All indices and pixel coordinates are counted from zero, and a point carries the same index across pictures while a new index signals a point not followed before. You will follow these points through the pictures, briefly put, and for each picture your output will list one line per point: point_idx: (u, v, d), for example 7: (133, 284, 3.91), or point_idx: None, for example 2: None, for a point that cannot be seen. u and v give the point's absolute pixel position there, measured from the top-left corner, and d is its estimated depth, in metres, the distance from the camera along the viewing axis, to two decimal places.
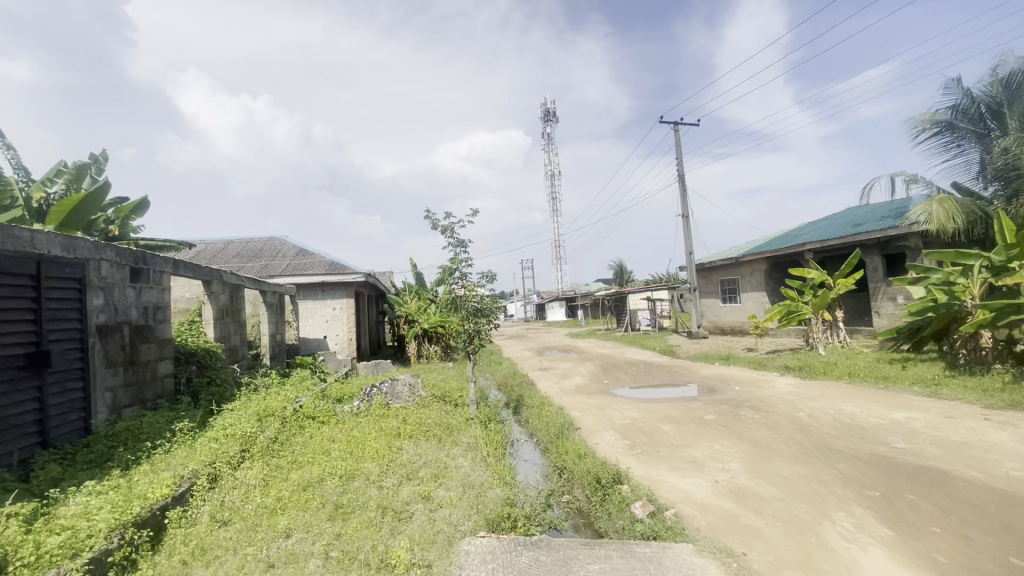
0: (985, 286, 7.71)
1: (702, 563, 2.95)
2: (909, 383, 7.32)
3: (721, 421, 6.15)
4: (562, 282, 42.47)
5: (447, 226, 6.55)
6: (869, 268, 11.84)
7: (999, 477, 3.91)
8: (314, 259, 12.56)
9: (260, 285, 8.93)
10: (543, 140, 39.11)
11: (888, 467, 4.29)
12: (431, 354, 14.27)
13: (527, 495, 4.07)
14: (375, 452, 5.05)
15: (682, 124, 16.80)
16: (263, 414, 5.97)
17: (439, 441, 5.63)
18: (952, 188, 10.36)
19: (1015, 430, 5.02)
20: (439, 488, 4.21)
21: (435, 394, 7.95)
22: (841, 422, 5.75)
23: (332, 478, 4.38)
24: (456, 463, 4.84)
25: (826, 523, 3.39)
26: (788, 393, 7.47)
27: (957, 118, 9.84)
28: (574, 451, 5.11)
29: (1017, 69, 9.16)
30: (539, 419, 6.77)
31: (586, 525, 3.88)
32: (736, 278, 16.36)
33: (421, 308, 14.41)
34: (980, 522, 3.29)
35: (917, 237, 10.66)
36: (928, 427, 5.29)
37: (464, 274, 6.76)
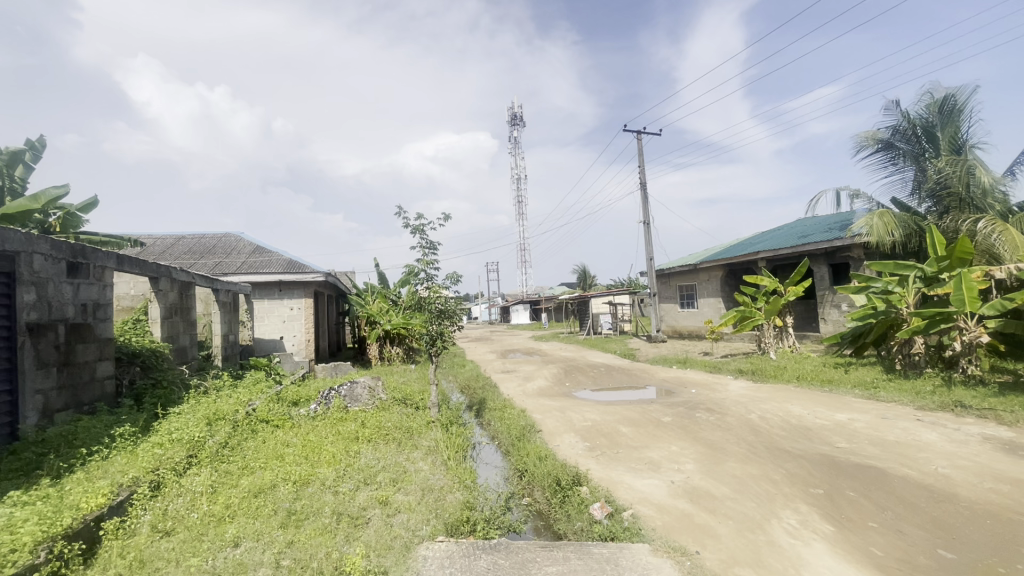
0: (918, 295, 8.28)
1: (657, 562, 3.01)
2: (851, 386, 7.74)
3: (678, 422, 6.33)
4: (527, 286, 42.65)
5: (419, 227, 6.42)
6: (816, 277, 12.49)
7: (929, 474, 4.20)
8: (272, 257, 12.15)
9: (213, 283, 8.52)
10: (510, 144, 39.23)
11: (830, 466, 4.52)
12: (393, 356, 14.07)
13: (487, 499, 4.06)
14: (331, 456, 4.92)
15: (645, 134, 17.24)
16: (214, 417, 5.72)
17: (398, 445, 5.54)
18: (892, 203, 11.06)
19: (944, 430, 5.39)
20: (397, 492, 4.14)
21: (396, 396, 7.83)
22: (789, 423, 6.02)
23: (285, 484, 4.23)
24: (416, 466, 4.78)
25: (774, 520, 3.53)
26: (741, 396, 7.76)
27: (896, 139, 10.50)
28: (534, 454, 5.14)
29: (949, 95, 9.80)
30: (501, 421, 6.78)
31: (546, 528, 3.89)
32: (693, 284, 16.88)
33: (382, 309, 14.10)
34: (912, 517, 3.51)
35: (860, 249, 11.30)
36: (867, 428, 5.61)
37: (430, 275, 6.68)
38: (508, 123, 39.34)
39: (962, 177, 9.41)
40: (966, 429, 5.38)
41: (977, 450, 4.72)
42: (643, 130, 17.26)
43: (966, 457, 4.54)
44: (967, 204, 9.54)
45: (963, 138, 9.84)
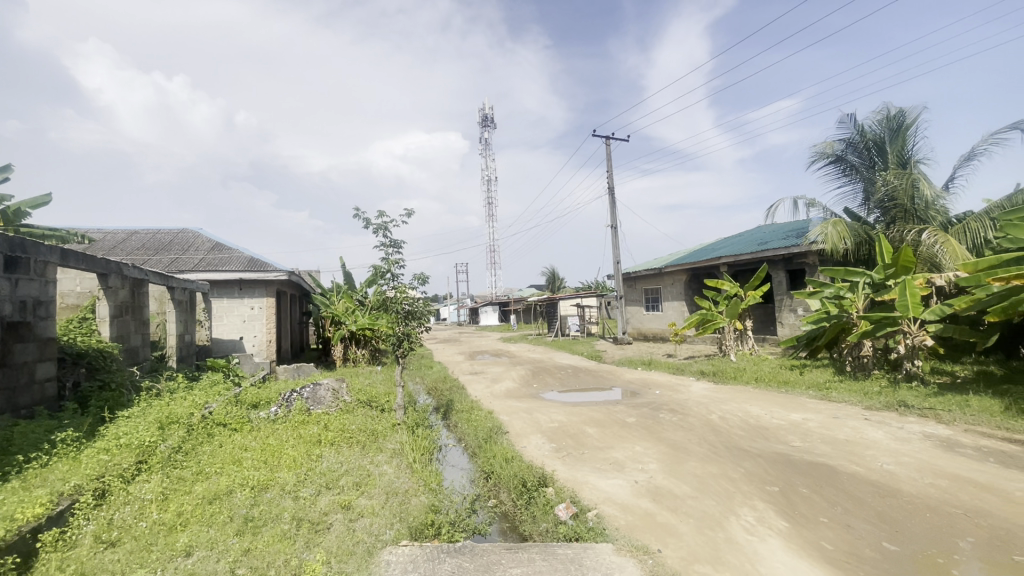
0: (867, 300, 8.67)
1: (620, 561, 3.05)
2: (805, 388, 8.07)
3: (642, 423, 6.46)
4: (496, 288, 42.67)
5: (381, 225, 6.32)
6: (774, 282, 12.98)
7: (875, 471, 4.42)
8: (232, 254, 11.73)
9: (168, 281, 8.19)
10: (481, 144, 39.15)
11: (786, 464, 4.70)
12: (359, 358, 13.81)
13: (453, 501, 4.03)
14: (291, 461, 4.78)
15: (614, 139, 17.53)
16: (166, 421, 5.47)
17: (362, 448, 5.43)
18: (844, 213, 11.62)
19: (889, 429, 5.69)
20: (360, 496, 4.05)
21: (361, 398, 7.68)
22: (748, 423, 6.23)
23: (242, 489, 4.08)
24: (380, 470, 4.70)
25: (732, 518, 3.64)
26: (702, 397, 7.97)
27: (849, 151, 11.04)
28: (501, 455, 5.14)
29: (898, 112, 10.37)
30: (468, 423, 6.75)
31: (511, 529, 3.89)
32: (658, 288, 17.27)
33: (348, 309, 13.81)
34: (860, 512, 3.68)
35: (815, 256, 11.81)
36: (819, 427, 5.87)
37: (396, 276, 6.60)
38: (479, 125, 39.29)
39: (907, 189, 9.98)
40: (909, 427, 5.70)
41: (918, 447, 5.00)
42: (612, 136, 17.54)
43: (909, 454, 4.81)
44: (912, 215, 10.12)
45: (909, 152, 10.43)
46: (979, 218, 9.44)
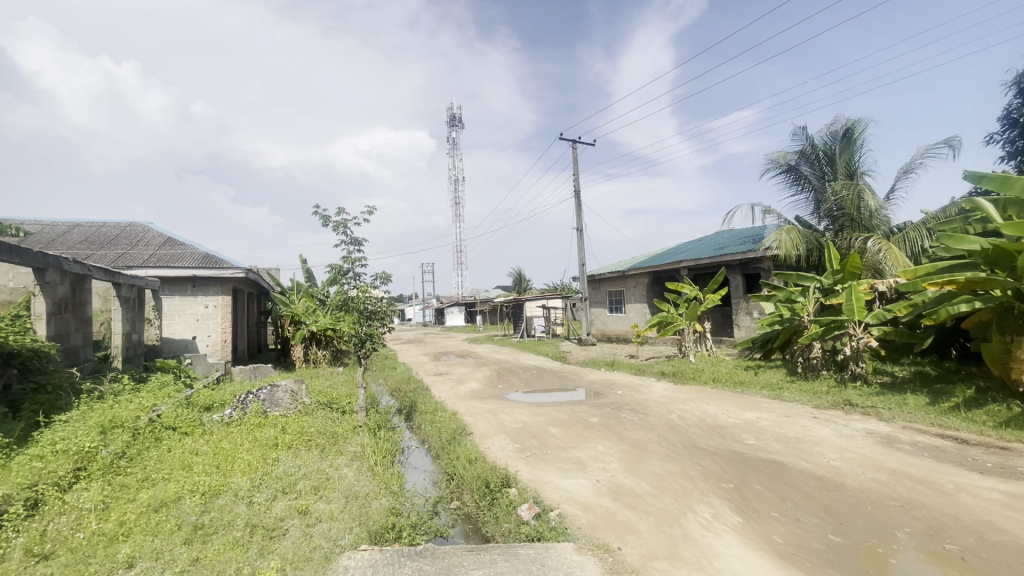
0: (817, 304, 9.09)
1: (581, 560, 3.08)
2: (759, 388, 8.39)
3: (604, 423, 6.56)
4: (462, 288, 42.48)
5: (340, 222, 6.20)
6: (731, 286, 13.46)
7: (822, 466, 4.64)
8: (185, 250, 11.21)
9: (113, 277, 7.75)
10: (447, 144, 38.88)
11: (740, 461, 4.88)
12: (319, 359, 13.45)
13: (414, 504, 3.98)
14: (245, 465, 4.59)
15: (580, 143, 17.77)
16: (109, 425, 5.17)
17: (322, 451, 5.28)
18: (796, 221, 12.15)
19: (835, 427, 5.99)
20: (319, 500, 3.94)
21: (321, 400, 7.48)
22: (705, 422, 6.42)
23: (192, 496, 3.90)
24: (340, 473, 4.58)
25: (690, 514, 3.74)
26: (662, 396, 8.18)
27: (801, 162, 11.56)
28: (464, 457, 5.10)
29: (846, 126, 10.95)
30: (431, 424, 6.67)
31: (474, 531, 3.87)
32: (622, 290, 17.61)
33: (308, 309, 13.44)
34: (808, 506, 3.86)
35: (769, 261, 12.32)
36: (771, 426, 6.12)
37: (358, 274, 6.46)
38: (446, 124, 39.00)
39: (853, 199, 10.52)
40: (853, 425, 6.01)
41: (861, 443, 5.28)
42: (578, 140, 17.74)
43: (853, 450, 5.07)
44: (858, 224, 10.69)
45: (856, 164, 11.00)
46: (917, 228, 10.06)
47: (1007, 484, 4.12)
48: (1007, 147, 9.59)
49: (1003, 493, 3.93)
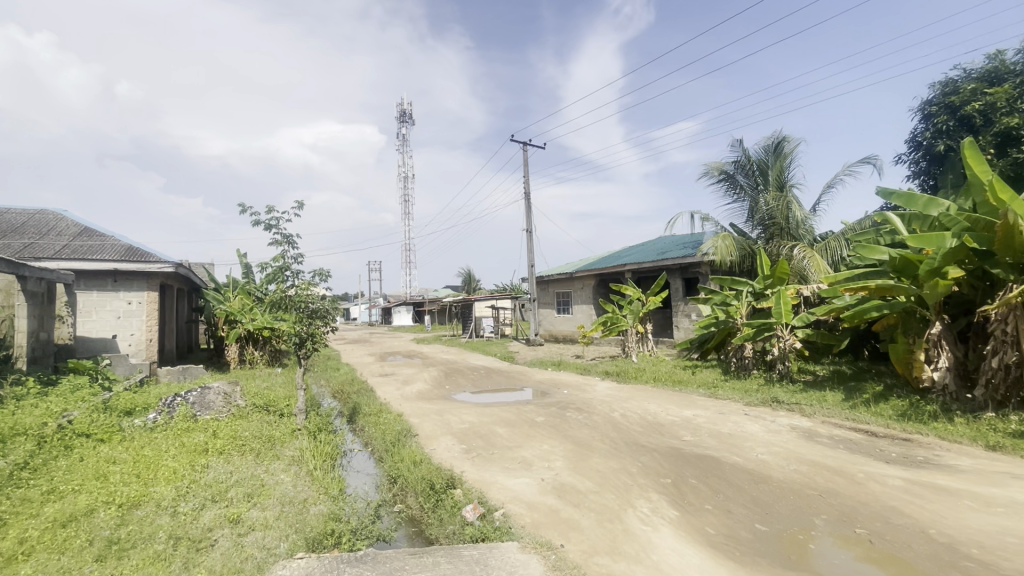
0: (749, 307, 9.62)
1: (524, 559, 3.11)
2: (696, 386, 8.81)
3: (550, 422, 6.65)
4: (411, 288, 41.74)
5: (271, 221, 5.93)
6: (672, 289, 14.03)
7: (751, 460, 4.93)
8: (105, 241, 10.34)
9: (17, 269, 6.99)
10: (398, 141, 38.12)
11: (678, 457, 5.09)
12: (256, 359, 12.79)
13: (355, 508, 3.87)
14: (170, 473, 4.28)
15: (530, 146, 17.96)
16: (9, 433, 4.68)
17: (256, 456, 5.02)
18: (732, 228, 12.84)
19: (764, 422, 6.38)
20: (252, 508, 3.75)
21: (257, 403, 7.11)
22: (646, 419, 6.66)
23: (107, 508, 3.60)
24: (276, 479, 4.37)
25: (630, 510, 3.87)
26: (606, 395, 8.41)
27: (738, 172, 12.24)
28: (409, 459, 5.01)
29: (777, 141, 11.70)
30: (375, 426, 6.51)
31: (417, 533, 3.81)
32: (569, 292, 17.94)
33: (245, 307, 12.79)
34: (738, 498, 4.09)
35: (707, 266, 12.96)
36: (707, 422, 6.43)
37: (297, 272, 6.20)
38: (396, 120, 38.20)
39: (782, 210, 11.35)
40: (780, 421, 6.43)
41: (786, 438, 5.66)
42: (528, 143, 17.90)
43: (779, 444, 5.43)
44: (786, 232, 11.45)
45: (785, 177, 11.72)
46: (837, 238, 10.92)
47: (909, 471, 4.54)
48: (912, 167, 10.58)
49: (906, 480, 4.34)
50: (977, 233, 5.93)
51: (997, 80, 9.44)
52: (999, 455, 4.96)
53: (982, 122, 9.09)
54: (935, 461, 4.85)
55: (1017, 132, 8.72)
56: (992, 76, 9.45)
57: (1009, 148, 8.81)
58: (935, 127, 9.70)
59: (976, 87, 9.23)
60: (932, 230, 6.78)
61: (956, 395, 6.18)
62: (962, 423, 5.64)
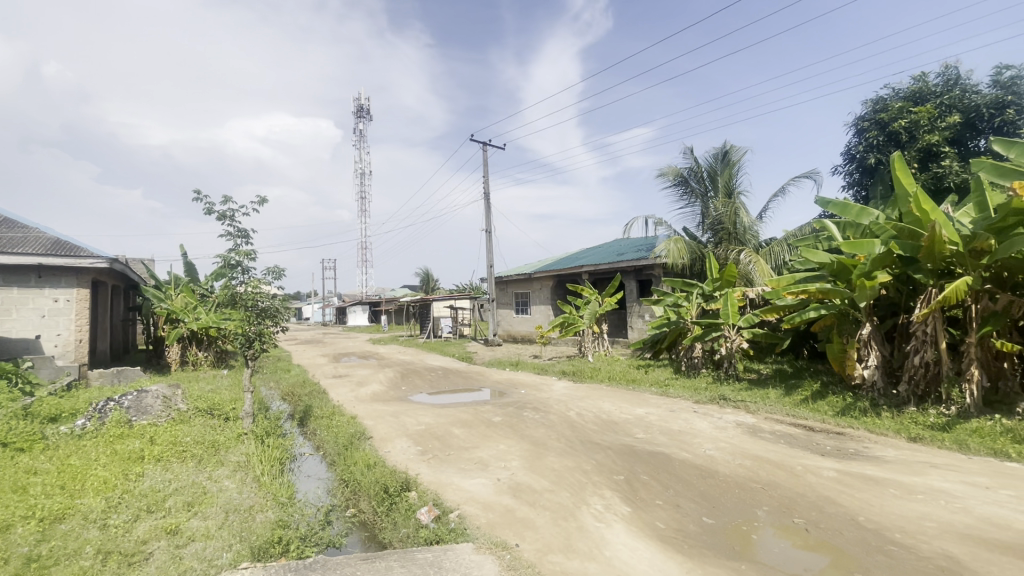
0: (699, 309, 9.99)
1: (478, 560, 3.10)
2: (649, 385, 9.07)
3: (507, 422, 6.66)
4: (367, 287, 40.79)
5: (227, 212, 5.65)
6: (627, 291, 14.39)
7: (699, 456, 5.13)
8: (28, 234, 9.56)
9: None
10: (355, 136, 37.20)
11: (630, 454, 5.22)
12: (200, 360, 12.15)
13: (304, 515, 3.74)
14: (100, 483, 4.00)
15: (491, 146, 17.96)
16: None
17: (198, 462, 4.76)
18: (684, 232, 13.29)
19: (712, 419, 6.64)
20: (192, 518, 3.55)
21: (200, 406, 6.75)
22: (601, 418, 6.79)
23: (26, 523, 3.31)
24: (219, 486, 4.16)
25: (585, 507, 3.93)
26: (563, 395, 8.53)
27: (690, 178, 12.70)
28: (362, 462, 4.90)
29: (725, 149, 12.20)
30: (327, 429, 6.31)
31: (370, 538, 3.73)
32: (527, 292, 18.06)
33: (188, 305, 12.14)
34: (687, 492, 4.24)
35: (660, 269, 13.38)
36: (658, 420, 6.63)
37: (248, 269, 5.93)
38: (353, 115, 37.28)
39: (730, 215, 11.86)
40: (726, 417, 6.71)
41: (732, 434, 5.92)
42: (488, 144, 17.89)
43: (725, 440, 5.66)
44: (733, 238, 11.99)
45: (734, 184, 12.23)
46: (780, 244, 11.52)
47: (841, 463, 4.85)
48: (847, 178, 11.29)
49: (838, 471, 4.63)
50: (903, 241, 6.37)
51: (920, 100, 10.21)
52: (920, 446, 5.37)
53: (907, 138, 9.84)
54: (864, 452, 5.20)
55: (936, 148, 9.50)
56: (916, 96, 10.22)
57: (930, 163, 9.60)
58: (867, 141, 10.40)
59: (902, 105, 9.96)
60: (864, 237, 7.26)
61: (883, 391, 6.65)
62: (889, 417, 6.09)
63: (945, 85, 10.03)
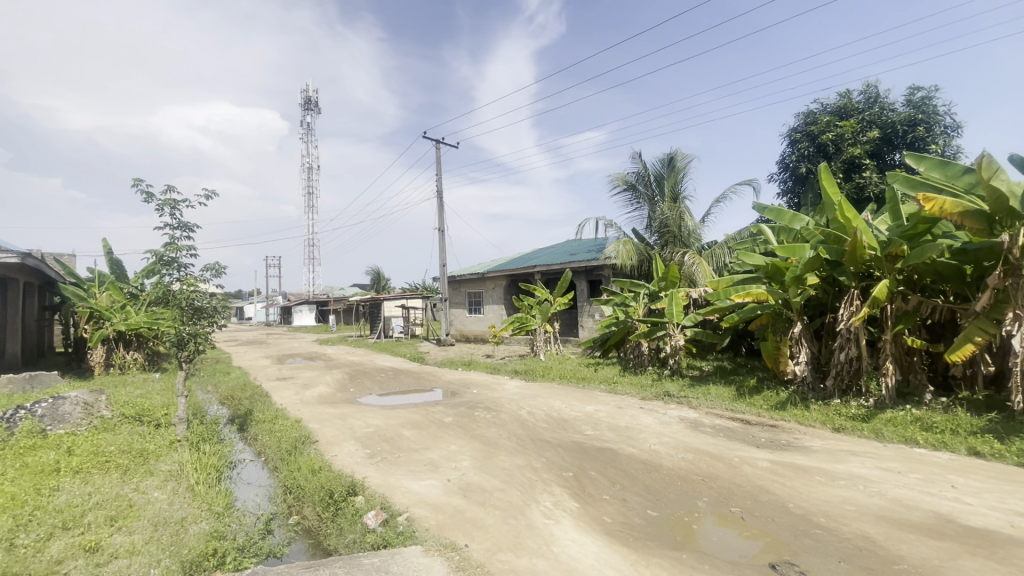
0: (645, 308, 10.32)
1: (427, 562, 3.07)
2: (598, 382, 9.27)
3: (458, 422, 6.62)
4: (314, 286, 39.37)
5: (168, 203, 5.31)
6: (578, 291, 14.67)
7: (645, 450, 5.30)
8: None
9: None
10: (302, 129, 35.81)
11: (579, 450, 5.32)
12: (128, 363, 11.28)
13: (242, 525, 3.57)
14: (7, 500, 3.64)
15: (444, 143, 17.80)
16: None
17: (124, 473, 4.43)
18: (632, 234, 13.69)
19: (657, 415, 6.88)
20: (116, 533, 3.30)
21: (127, 413, 6.29)
22: (551, 416, 6.88)
23: None
24: (147, 497, 3.89)
25: (534, 505, 3.97)
26: (514, 394, 8.57)
27: (638, 182, 13.09)
28: (307, 467, 4.71)
29: (671, 155, 12.65)
30: (269, 434, 6.04)
31: (313, 545, 3.61)
32: (480, 292, 18.05)
33: (114, 305, 11.25)
34: (633, 486, 4.37)
35: (610, 269, 13.74)
36: (606, 416, 6.80)
37: (186, 265, 5.59)
38: (300, 107, 35.89)
39: (676, 219, 12.34)
40: (670, 413, 6.99)
41: (676, 429, 6.16)
42: (441, 141, 17.73)
43: (669, 435, 5.89)
44: (678, 240, 12.48)
45: (679, 189, 12.72)
46: (721, 247, 12.09)
47: (774, 454, 5.15)
48: (782, 186, 12.01)
49: (772, 461, 4.91)
50: (829, 246, 6.84)
51: (845, 115, 11.00)
52: (843, 435, 5.80)
53: (834, 150, 10.59)
54: (794, 443, 5.56)
55: (858, 160, 10.29)
56: (841, 111, 11.00)
57: (853, 174, 10.39)
58: (798, 152, 11.08)
59: (829, 120, 10.71)
60: (795, 242, 7.73)
61: (812, 385, 7.13)
62: (816, 410, 6.53)
63: (867, 102, 10.85)
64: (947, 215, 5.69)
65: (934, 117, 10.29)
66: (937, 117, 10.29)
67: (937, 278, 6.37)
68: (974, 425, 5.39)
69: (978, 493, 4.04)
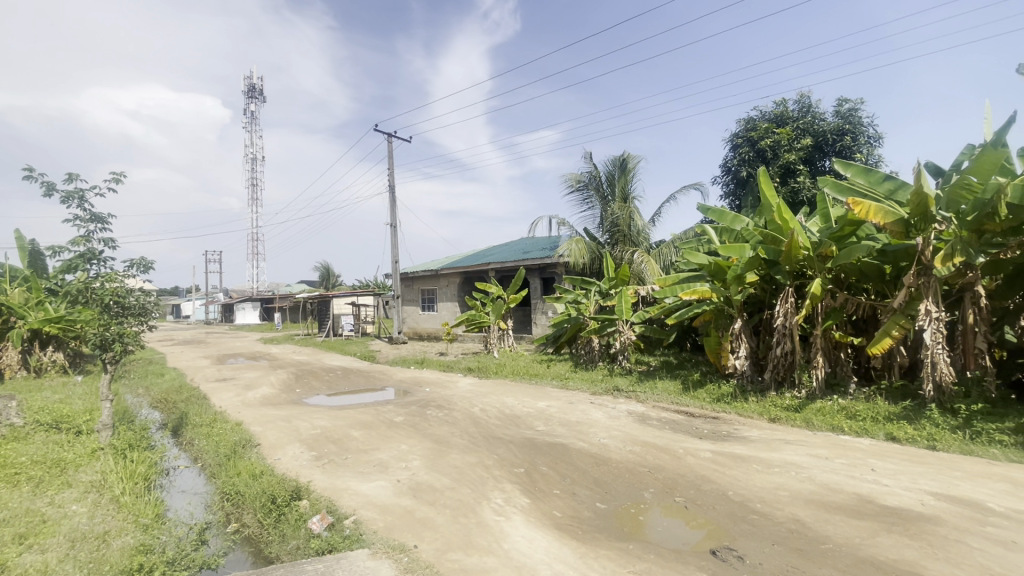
0: (596, 305, 10.52)
1: (374, 565, 2.99)
2: (551, 378, 9.39)
3: (409, 421, 6.50)
4: (258, 283, 37.62)
5: (77, 193, 4.89)
6: (531, 288, 14.77)
7: (594, 444, 5.40)
8: None
9: None
10: (246, 118, 34.07)
11: (531, 446, 5.36)
12: (45, 365, 10.36)
13: (172, 536, 3.34)
14: None
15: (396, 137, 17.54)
16: None
17: (37, 485, 4.05)
18: (585, 233, 13.92)
19: (607, 410, 7.04)
20: (25, 552, 3.01)
21: (42, 420, 5.77)
22: (504, 413, 6.89)
23: None
24: (64, 511, 3.57)
25: (485, 502, 3.96)
26: (466, 391, 8.52)
27: (590, 182, 13.33)
28: (247, 472, 4.47)
29: (622, 156, 12.94)
30: (206, 439, 5.71)
31: (252, 554, 3.43)
32: (434, 289, 17.83)
33: (29, 301, 10.28)
34: (582, 480, 4.44)
35: (563, 267, 13.91)
36: (558, 412, 6.88)
37: (108, 258, 5.18)
38: (244, 94, 34.12)
39: (625, 219, 12.66)
40: (619, 407, 7.17)
41: (624, 422, 6.32)
42: (394, 135, 17.42)
43: (618, 428, 6.03)
44: (628, 239, 12.82)
45: (629, 189, 13.03)
46: (668, 246, 12.52)
47: (716, 445, 5.38)
48: (724, 188, 12.56)
49: (714, 452, 5.13)
50: (767, 247, 7.20)
51: (782, 123, 11.64)
52: (778, 425, 6.15)
53: (771, 155, 11.20)
54: (733, 434, 5.84)
55: (793, 166, 10.93)
56: (778, 119, 11.63)
57: (788, 179, 11.02)
58: (740, 156, 11.62)
59: (768, 126, 11.30)
60: (736, 242, 8.11)
61: (750, 378, 7.50)
62: (754, 401, 6.89)
63: (800, 112, 11.52)
64: (873, 218, 6.03)
65: (859, 128, 11.06)
66: (861, 128, 11.06)
67: (861, 277, 6.85)
68: (891, 412, 5.85)
69: (895, 475, 4.39)
